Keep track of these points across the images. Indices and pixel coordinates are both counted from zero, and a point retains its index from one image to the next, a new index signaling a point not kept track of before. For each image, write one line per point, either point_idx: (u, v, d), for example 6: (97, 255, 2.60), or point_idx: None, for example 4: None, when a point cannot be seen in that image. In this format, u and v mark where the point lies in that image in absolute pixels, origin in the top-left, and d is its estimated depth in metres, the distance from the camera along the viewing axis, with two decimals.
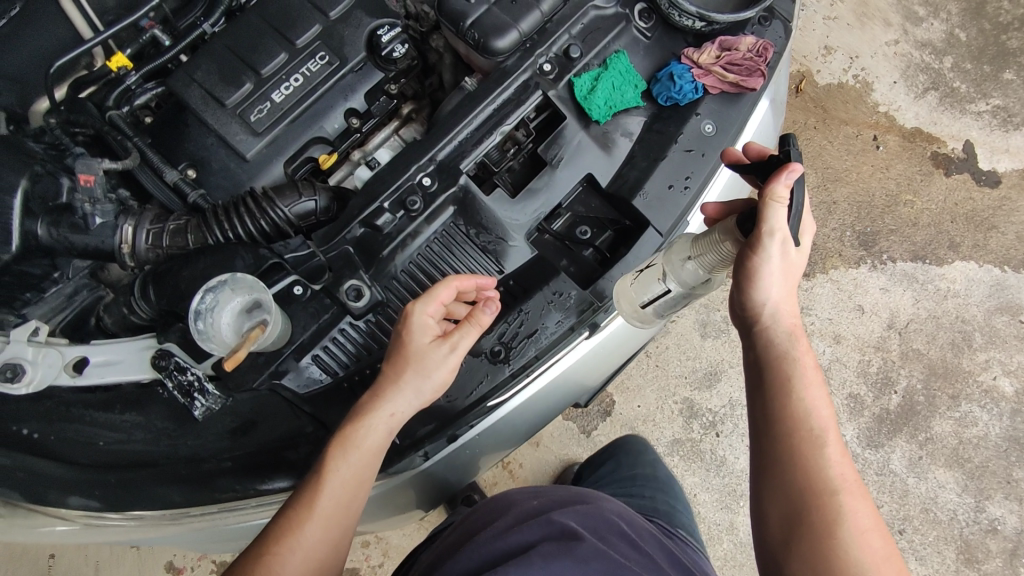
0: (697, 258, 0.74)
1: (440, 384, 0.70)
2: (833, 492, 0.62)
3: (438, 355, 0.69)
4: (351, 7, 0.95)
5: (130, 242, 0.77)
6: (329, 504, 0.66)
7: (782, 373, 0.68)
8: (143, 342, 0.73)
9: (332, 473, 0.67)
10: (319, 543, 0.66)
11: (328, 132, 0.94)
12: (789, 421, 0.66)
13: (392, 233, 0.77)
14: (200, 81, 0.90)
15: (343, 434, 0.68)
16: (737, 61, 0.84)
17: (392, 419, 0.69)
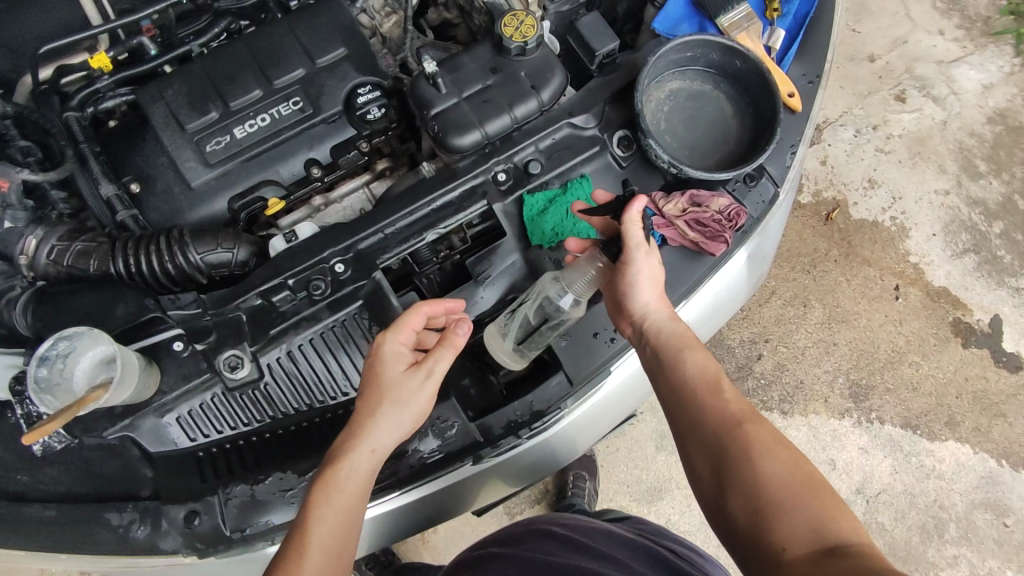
0: (569, 287, 0.73)
1: (419, 414, 0.69)
2: (737, 422, 0.66)
3: (412, 382, 0.69)
4: (341, 59, 0.92)
5: (30, 254, 0.76)
6: (322, 548, 0.63)
7: (671, 341, 0.73)
8: (8, 359, 0.70)
9: (316, 521, 0.63)
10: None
11: (283, 177, 0.92)
12: (685, 376, 0.71)
13: (287, 312, 0.75)
14: (168, 99, 0.88)
15: (321, 477, 0.65)
16: (702, 221, 0.78)
17: (373, 455, 0.67)
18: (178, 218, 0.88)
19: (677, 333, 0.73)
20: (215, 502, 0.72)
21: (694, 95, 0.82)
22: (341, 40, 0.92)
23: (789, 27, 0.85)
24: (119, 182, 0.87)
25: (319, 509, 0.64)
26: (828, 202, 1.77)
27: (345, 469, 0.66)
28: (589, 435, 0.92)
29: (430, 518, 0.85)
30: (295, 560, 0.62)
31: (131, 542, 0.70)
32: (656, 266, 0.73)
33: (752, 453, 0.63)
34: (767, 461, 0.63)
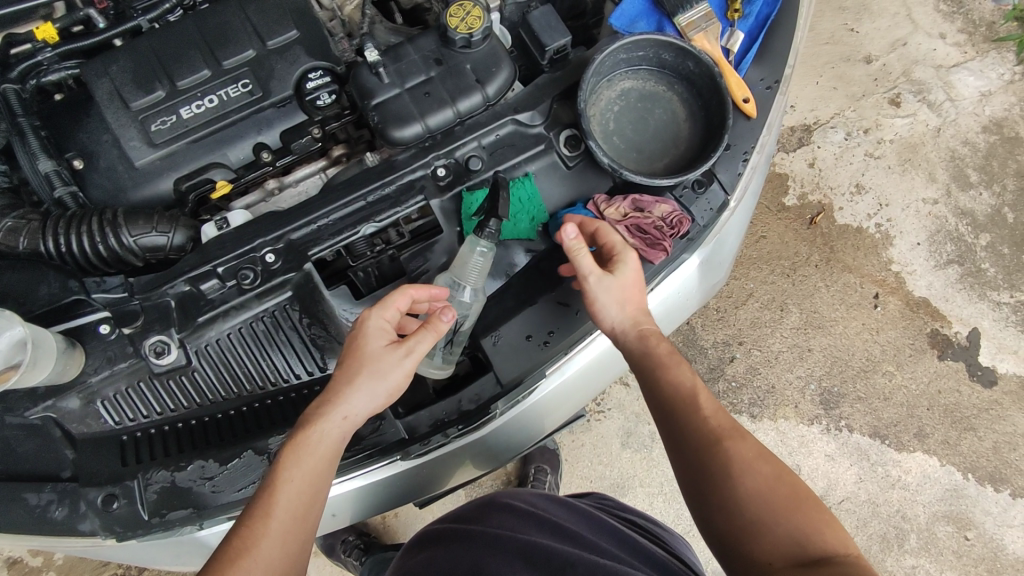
0: (452, 274, 0.74)
1: (395, 392, 0.69)
2: (718, 439, 0.67)
3: (394, 359, 0.69)
4: (292, 41, 0.90)
5: None
6: (289, 509, 0.63)
7: (656, 357, 0.75)
8: None
9: (285, 483, 0.63)
10: (279, 559, 0.61)
11: (230, 160, 0.90)
12: (670, 391, 0.72)
13: (215, 300, 0.74)
14: (113, 76, 0.87)
15: (293, 439, 0.65)
16: (644, 227, 0.76)
17: (346, 422, 0.67)
18: (121, 195, 0.87)
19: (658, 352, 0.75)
20: (135, 486, 0.71)
21: (646, 96, 0.80)
22: (293, 22, 0.91)
23: (750, 29, 0.84)
24: (61, 158, 0.86)
25: (290, 472, 0.64)
26: (813, 205, 1.68)
27: (318, 431, 0.66)
28: (532, 435, 0.90)
29: (364, 509, 0.86)
30: (262, 516, 0.62)
31: (48, 522, 0.69)
32: (618, 289, 0.74)
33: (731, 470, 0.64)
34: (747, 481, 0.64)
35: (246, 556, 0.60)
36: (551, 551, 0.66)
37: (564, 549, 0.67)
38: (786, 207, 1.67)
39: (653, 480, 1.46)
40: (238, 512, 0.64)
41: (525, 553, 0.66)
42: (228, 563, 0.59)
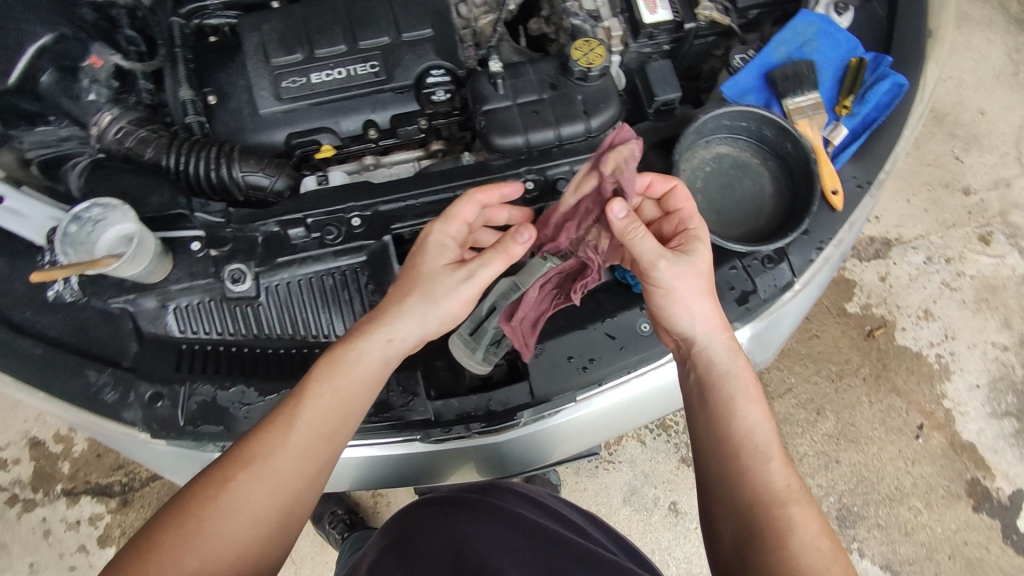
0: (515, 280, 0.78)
1: (448, 310, 0.72)
2: (780, 504, 0.64)
3: (448, 278, 0.73)
4: (424, 38, 0.99)
5: (101, 127, 0.86)
6: (309, 428, 0.67)
7: (725, 391, 0.71)
8: (55, 212, 0.79)
9: (313, 395, 0.68)
10: (298, 466, 0.66)
11: (340, 129, 0.99)
12: (737, 437, 0.69)
13: (297, 247, 0.80)
14: (263, 32, 0.97)
15: (331, 353, 0.69)
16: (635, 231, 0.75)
17: (389, 345, 0.71)
18: (239, 135, 0.96)
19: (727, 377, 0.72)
20: (181, 392, 0.76)
21: (738, 165, 0.83)
22: (430, 22, 1.00)
23: (855, 127, 0.86)
24: (200, 91, 0.96)
25: (320, 387, 0.68)
26: (875, 318, 1.64)
27: (356, 350, 0.70)
28: (543, 456, 0.91)
29: (371, 478, 0.89)
30: (284, 426, 0.66)
31: (99, 401, 0.75)
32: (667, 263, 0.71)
33: (785, 540, 0.62)
34: (801, 542, 0.62)
35: (258, 460, 0.65)
36: (563, 543, 0.69)
37: (575, 545, 0.69)
38: (846, 313, 1.64)
39: (645, 544, 1.44)
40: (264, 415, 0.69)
41: (527, 533, 0.69)
42: (240, 465, 0.64)
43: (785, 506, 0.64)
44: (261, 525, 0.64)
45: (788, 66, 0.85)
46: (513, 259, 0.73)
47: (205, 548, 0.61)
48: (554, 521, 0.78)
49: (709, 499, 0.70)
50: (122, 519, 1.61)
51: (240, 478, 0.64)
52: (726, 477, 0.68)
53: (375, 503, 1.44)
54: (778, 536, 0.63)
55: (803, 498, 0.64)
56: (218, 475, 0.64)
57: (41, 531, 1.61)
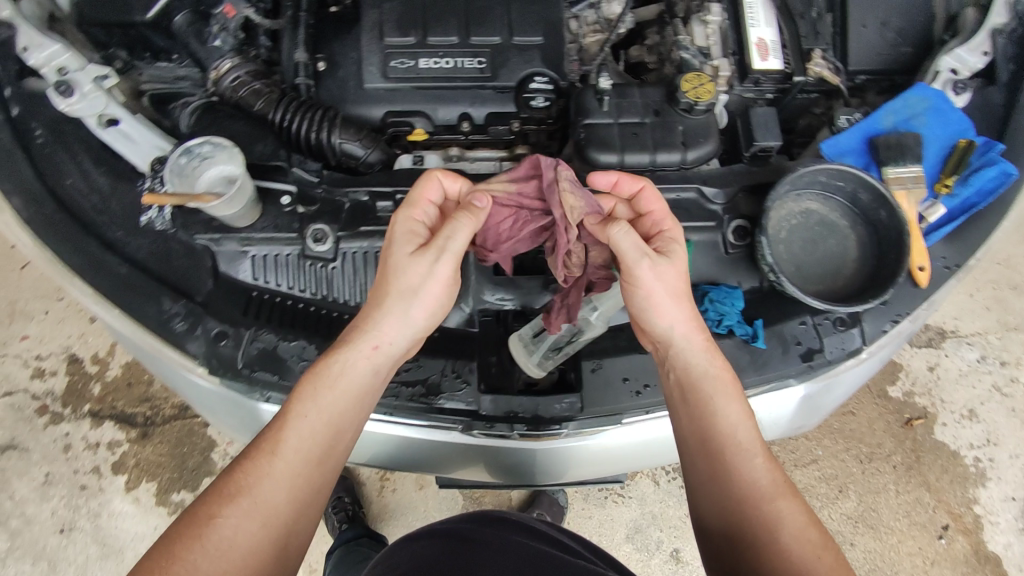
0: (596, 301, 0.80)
1: (429, 296, 0.73)
2: (765, 498, 0.67)
3: (420, 269, 0.72)
4: (533, 45, 1.02)
5: (219, 74, 0.89)
6: (295, 453, 0.68)
7: (706, 393, 0.71)
8: (162, 143, 0.83)
9: (297, 418, 0.69)
10: (292, 490, 0.67)
11: (436, 116, 1.02)
12: (720, 435, 0.70)
13: (381, 220, 0.82)
14: (383, 11, 1.01)
15: (314, 370, 0.70)
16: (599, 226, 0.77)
17: (375, 352, 0.72)
18: (341, 104, 0.99)
19: (705, 375, 0.72)
20: (244, 336, 0.78)
21: (826, 224, 0.82)
22: (541, 31, 1.02)
23: (953, 208, 0.84)
24: (312, 56, 1.00)
25: (303, 407, 0.69)
26: (916, 407, 1.59)
27: (340, 364, 0.70)
28: (566, 471, 0.91)
29: (400, 458, 0.89)
30: (268, 453, 0.67)
31: (167, 329, 0.78)
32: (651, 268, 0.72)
33: (773, 532, 0.65)
34: (791, 535, 0.65)
35: (243, 492, 0.66)
36: None
37: None
38: (887, 396, 1.59)
39: None
40: (247, 443, 0.69)
41: None
42: (225, 499, 0.65)
43: (774, 501, 0.67)
44: (253, 561, 0.64)
45: (894, 135, 0.84)
46: (480, 222, 0.74)
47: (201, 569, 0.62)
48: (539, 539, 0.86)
49: (694, 496, 0.72)
50: (138, 451, 1.65)
51: (227, 512, 0.65)
52: (711, 474, 0.70)
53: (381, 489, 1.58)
54: (766, 532, 0.65)
55: (787, 491, 0.67)
56: (204, 511, 0.64)
57: (61, 446, 1.65)
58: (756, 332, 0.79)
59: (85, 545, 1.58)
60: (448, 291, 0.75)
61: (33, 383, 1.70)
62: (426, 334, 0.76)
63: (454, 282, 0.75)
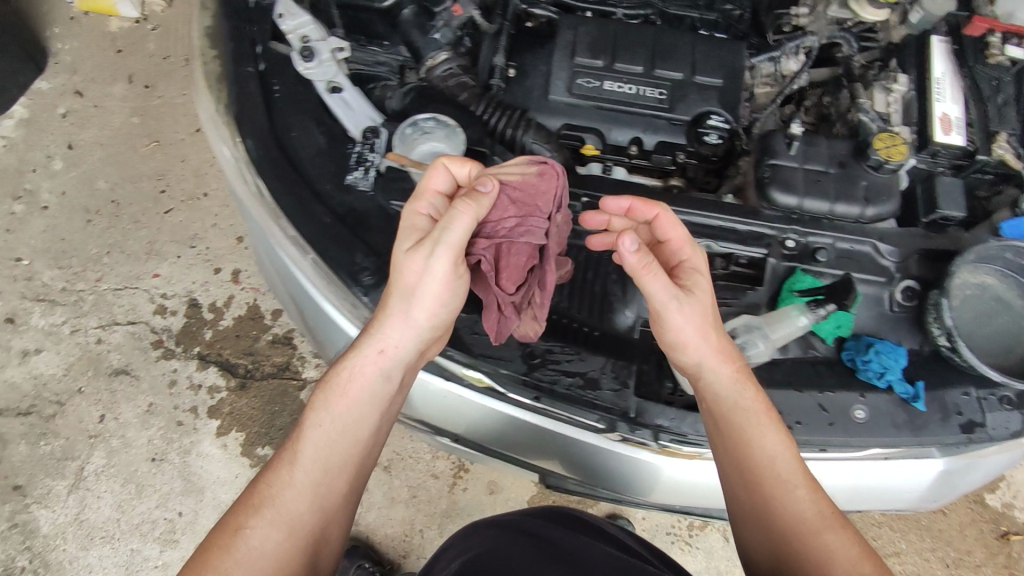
0: (764, 325, 0.81)
1: (424, 293, 0.77)
2: (810, 531, 0.72)
3: (418, 267, 0.76)
4: (713, 86, 1.07)
5: (434, 63, 0.97)
6: (311, 460, 0.78)
7: (739, 425, 0.75)
8: (373, 115, 0.92)
9: (310, 430, 0.79)
10: (310, 490, 0.77)
11: (608, 137, 1.08)
12: (758, 470, 0.74)
13: None
14: (579, 33, 1.08)
15: (324, 383, 0.80)
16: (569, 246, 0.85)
17: (382, 355, 0.80)
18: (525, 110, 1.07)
19: (736, 409, 0.76)
20: None
21: (1002, 301, 0.82)
22: (723, 74, 1.07)
23: None
24: (506, 62, 1.08)
25: (318, 417, 0.80)
26: (1015, 522, 1.51)
27: (349, 372, 0.80)
28: (671, 491, 0.92)
29: (526, 449, 0.93)
30: (288, 465, 0.78)
31: (357, 282, 0.83)
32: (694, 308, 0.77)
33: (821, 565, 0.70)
34: (842, 568, 0.70)
35: (268, 502, 0.76)
36: None
37: None
38: (984, 503, 1.51)
39: None
40: (271, 459, 0.80)
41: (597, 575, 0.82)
42: (253, 508, 0.76)
43: (821, 534, 0.72)
44: (285, 562, 0.74)
45: None
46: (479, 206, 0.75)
47: (247, 561, 0.73)
48: (601, 538, 0.96)
49: (744, 524, 0.78)
50: (234, 400, 1.74)
51: (255, 523, 0.75)
52: (756, 507, 0.75)
53: (451, 485, 1.67)
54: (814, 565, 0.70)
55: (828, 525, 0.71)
56: (233, 522, 0.75)
57: (168, 380, 1.76)
58: (918, 392, 0.79)
59: (171, 478, 1.67)
60: (450, 286, 0.78)
61: (154, 318, 1.83)
62: (435, 331, 0.81)
63: (455, 275, 0.78)
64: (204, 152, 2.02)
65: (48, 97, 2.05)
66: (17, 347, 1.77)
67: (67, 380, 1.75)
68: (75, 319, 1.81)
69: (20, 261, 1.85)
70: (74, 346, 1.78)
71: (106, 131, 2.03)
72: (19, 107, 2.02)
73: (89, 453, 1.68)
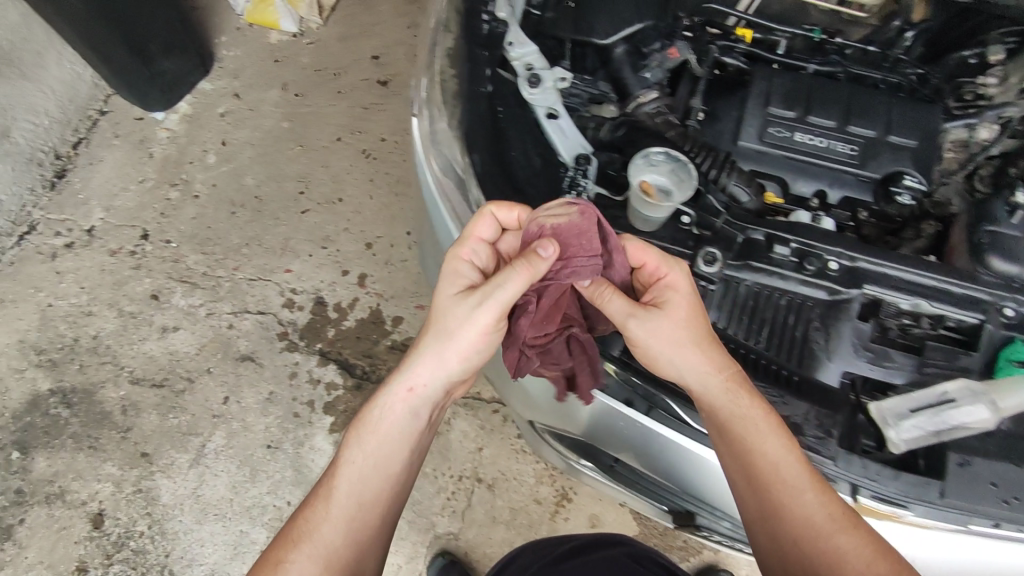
0: (983, 394, 0.81)
1: (462, 338, 0.87)
2: (815, 529, 0.78)
3: (458, 315, 0.87)
4: (906, 147, 1.08)
5: (642, 100, 1.03)
6: (346, 497, 0.86)
7: (742, 435, 0.81)
8: (583, 143, 0.98)
9: (345, 467, 0.88)
10: (346, 519, 0.85)
11: (792, 187, 1.11)
12: (762, 474, 0.80)
13: (773, 260, 0.90)
14: (774, 83, 1.13)
15: (358, 421, 0.90)
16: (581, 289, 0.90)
17: (410, 392, 0.90)
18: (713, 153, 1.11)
19: (738, 417, 0.82)
20: None
21: None
22: (917, 136, 1.09)
23: None
24: (698, 106, 1.15)
25: (352, 455, 0.89)
26: None
27: (380, 410, 0.90)
28: None
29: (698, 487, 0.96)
30: (325, 502, 0.86)
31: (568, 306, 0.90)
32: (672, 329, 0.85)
33: (829, 560, 0.77)
34: (853, 564, 0.76)
35: (305, 538, 0.83)
36: None
37: None
38: None
39: None
40: (306, 498, 0.88)
41: None
42: (291, 545, 0.82)
43: (834, 537, 0.77)
44: None
45: None
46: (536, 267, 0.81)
47: None
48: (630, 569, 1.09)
49: (753, 522, 0.85)
50: (350, 399, 1.79)
51: (293, 558, 0.81)
52: (766, 508, 0.82)
53: (553, 513, 1.68)
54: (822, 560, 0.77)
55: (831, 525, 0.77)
56: (276, 555, 0.82)
57: (289, 372, 1.82)
58: None
59: (284, 467, 1.72)
60: (489, 334, 0.87)
61: (282, 310, 1.90)
62: (464, 368, 0.91)
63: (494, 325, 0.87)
64: (344, 160, 2.13)
65: (211, 97, 2.22)
66: (158, 323, 1.88)
67: (198, 359, 1.84)
68: (211, 303, 1.91)
69: (169, 244, 1.98)
70: (208, 328, 1.88)
71: (258, 132, 2.17)
72: (184, 104, 2.20)
73: (211, 432, 1.75)
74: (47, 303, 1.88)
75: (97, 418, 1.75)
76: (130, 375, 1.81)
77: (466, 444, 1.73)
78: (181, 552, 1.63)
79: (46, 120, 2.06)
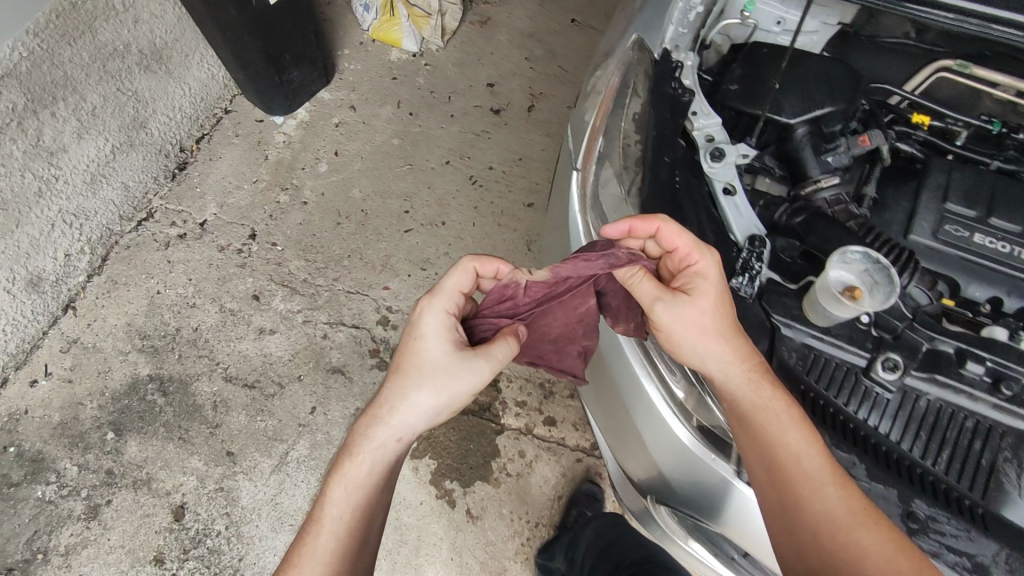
0: None
1: (450, 395, 0.91)
2: (834, 519, 0.79)
3: (442, 352, 0.92)
4: None
5: (821, 184, 1.02)
6: (330, 549, 0.85)
7: (763, 425, 0.83)
8: (756, 224, 0.98)
9: (328, 518, 0.87)
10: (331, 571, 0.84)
11: (965, 289, 1.03)
12: (780, 465, 0.82)
13: (963, 377, 0.85)
14: (954, 177, 1.07)
15: (340, 470, 0.89)
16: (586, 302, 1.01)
17: (397, 441, 0.90)
18: None
19: (757, 407, 0.85)
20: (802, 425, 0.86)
21: None
22: None
23: None
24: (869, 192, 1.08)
25: (335, 507, 0.88)
26: None
27: (366, 458, 0.89)
28: None
29: None
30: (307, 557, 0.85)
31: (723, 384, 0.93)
32: (698, 314, 0.89)
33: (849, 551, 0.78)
34: (875, 557, 0.76)
35: None
36: None
37: None
38: None
39: None
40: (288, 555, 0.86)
41: None
42: None
43: (855, 530, 0.78)
44: None
45: None
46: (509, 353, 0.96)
47: None
48: None
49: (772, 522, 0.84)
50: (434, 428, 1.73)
51: None
52: (785, 504, 0.82)
53: None
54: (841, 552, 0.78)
55: (850, 517, 0.78)
56: None
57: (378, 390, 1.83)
58: None
59: None
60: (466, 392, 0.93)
61: (376, 327, 1.92)
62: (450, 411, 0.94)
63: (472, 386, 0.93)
64: (450, 183, 2.15)
65: (328, 107, 2.27)
66: (256, 323, 1.91)
67: (291, 365, 1.86)
68: (309, 310, 1.94)
69: (275, 246, 2.03)
70: (302, 335, 1.90)
71: (368, 146, 2.21)
72: (303, 111, 2.25)
73: (296, 440, 1.77)
74: (156, 291, 1.93)
75: (189, 410, 1.79)
76: (224, 372, 1.84)
77: (546, 489, 1.70)
78: (254, 558, 1.65)
79: (179, 115, 2.12)
